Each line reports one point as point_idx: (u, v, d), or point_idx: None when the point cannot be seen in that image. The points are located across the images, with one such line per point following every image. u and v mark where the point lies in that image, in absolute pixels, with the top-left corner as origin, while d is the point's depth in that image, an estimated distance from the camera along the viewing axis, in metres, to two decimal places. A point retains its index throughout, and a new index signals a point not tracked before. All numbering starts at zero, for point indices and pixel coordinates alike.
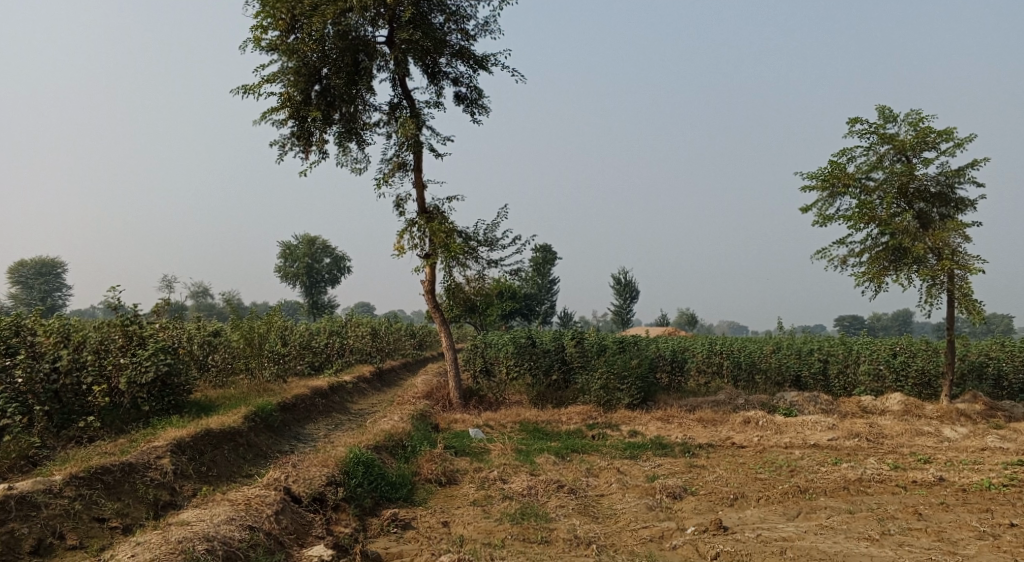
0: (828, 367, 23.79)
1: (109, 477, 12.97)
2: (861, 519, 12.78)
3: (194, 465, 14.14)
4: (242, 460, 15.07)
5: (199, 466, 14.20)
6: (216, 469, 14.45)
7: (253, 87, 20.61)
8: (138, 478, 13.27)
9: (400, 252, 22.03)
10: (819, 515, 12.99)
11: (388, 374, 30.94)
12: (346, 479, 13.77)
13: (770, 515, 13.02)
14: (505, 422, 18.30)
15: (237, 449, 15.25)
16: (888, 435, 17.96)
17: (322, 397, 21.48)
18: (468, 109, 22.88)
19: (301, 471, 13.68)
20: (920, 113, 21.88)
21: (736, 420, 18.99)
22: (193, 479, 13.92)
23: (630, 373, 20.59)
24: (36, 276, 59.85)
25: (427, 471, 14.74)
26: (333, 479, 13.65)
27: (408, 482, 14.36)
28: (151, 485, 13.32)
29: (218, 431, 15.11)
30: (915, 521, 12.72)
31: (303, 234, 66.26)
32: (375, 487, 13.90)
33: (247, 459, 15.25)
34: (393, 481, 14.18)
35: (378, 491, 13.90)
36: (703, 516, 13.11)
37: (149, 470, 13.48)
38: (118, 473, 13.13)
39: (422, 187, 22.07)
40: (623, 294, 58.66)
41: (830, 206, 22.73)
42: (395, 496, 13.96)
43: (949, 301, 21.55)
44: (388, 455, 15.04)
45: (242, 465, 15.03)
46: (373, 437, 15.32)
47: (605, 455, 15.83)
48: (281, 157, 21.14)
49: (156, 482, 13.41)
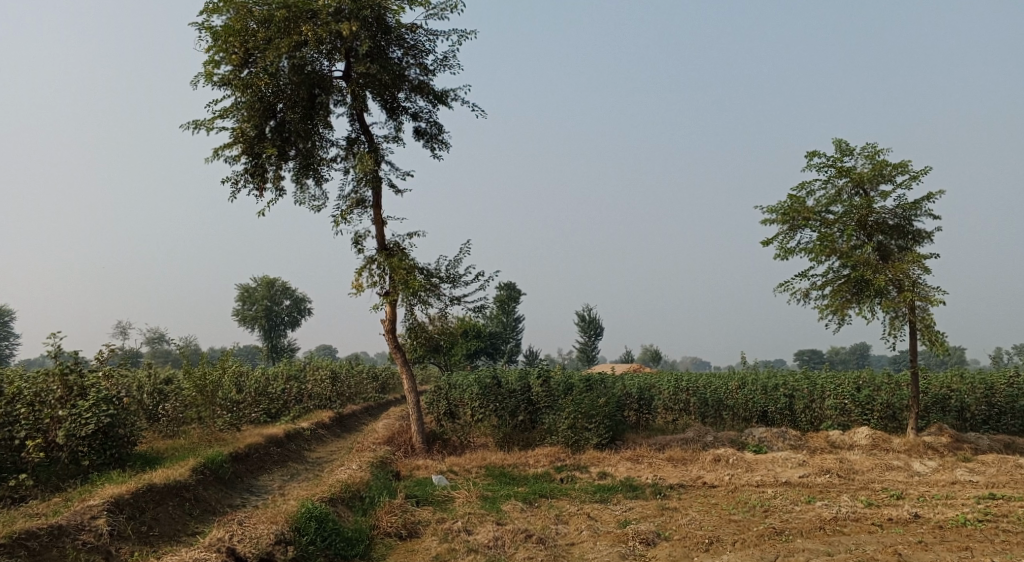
0: (795, 402, 23.46)
1: (34, 542, 12.29)
2: None
3: (133, 524, 13.35)
4: (188, 515, 14.28)
5: (140, 526, 13.42)
6: (158, 527, 13.66)
7: (205, 123, 20.00)
8: (68, 542, 12.56)
9: (358, 290, 21.41)
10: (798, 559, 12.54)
11: (348, 419, 30.13)
12: (298, 535, 13.03)
13: None
14: (470, 467, 17.68)
15: (183, 504, 14.46)
16: (859, 471, 17.61)
17: (278, 446, 20.71)
18: (427, 145, 22.49)
19: (247, 527, 12.89)
20: (877, 146, 21.87)
21: (706, 459, 18.56)
22: (132, 540, 13.15)
23: (597, 412, 20.08)
24: None
25: (387, 524, 14.08)
26: (282, 537, 12.88)
27: (366, 536, 13.70)
28: (82, 549, 12.61)
29: (162, 486, 14.31)
30: None
31: (263, 277, 65.28)
32: (330, 543, 13.21)
33: (193, 515, 14.46)
34: (349, 537, 13.49)
35: (333, 548, 13.21)
36: None
37: (81, 533, 12.75)
38: (45, 537, 12.44)
39: (381, 223, 21.51)
40: (588, 332, 58.33)
41: (791, 240, 22.59)
42: (351, 552, 13.26)
43: (912, 332, 21.40)
44: (345, 507, 14.35)
45: (188, 522, 14.23)
46: (329, 488, 14.61)
47: (574, 500, 15.28)
48: (235, 195, 20.47)
49: (89, 545, 12.68)
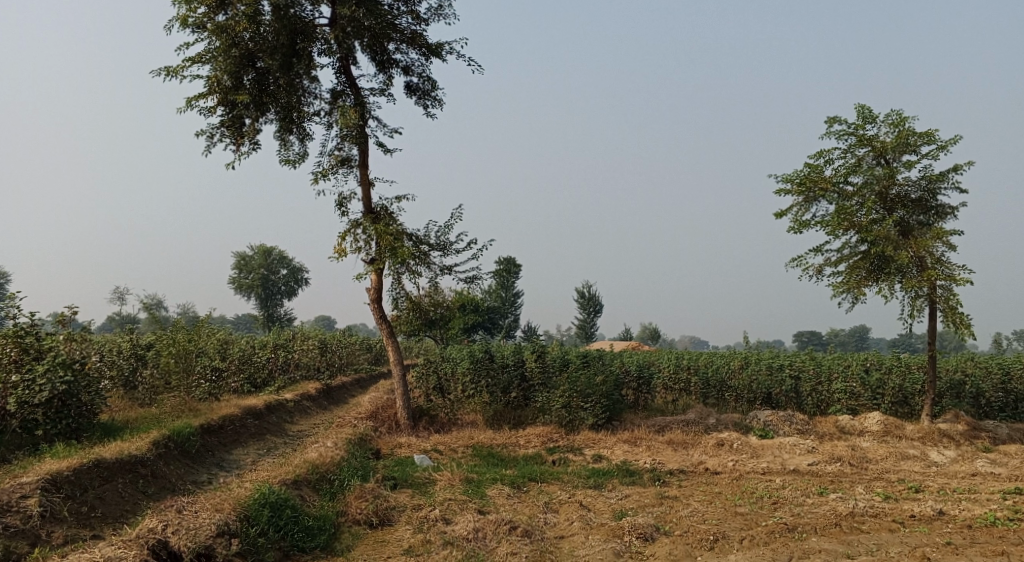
0: (801, 384, 22.28)
1: None
2: None
3: (71, 505, 12.30)
4: (140, 493, 13.23)
5: (79, 506, 12.38)
6: (102, 508, 12.61)
7: (177, 71, 18.67)
8: None
9: (341, 255, 20.10)
10: None
11: (336, 392, 28.96)
12: (246, 526, 11.95)
13: None
14: (456, 447, 16.53)
15: (136, 481, 13.42)
16: (872, 460, 16.45)
17: (255, 418, 19.53)
18: (420, 102, 21.14)
19: (188, 517, 11.76)
20: (902, 113, 20.50)
21: (708, 443, 17.40)
22: (69, 522, 12.09)
23: (594, 391, 18.92)
24: None
25: (356, 510, 12.96)
26: (226, 528, 11.75)
27: (330, 525, 12.61)
28: (5, 534, 11.49)
29: (111, 461, 13.27)
30: None
31: (259, 245, 63.97)
32: (286, 533, 12.13)
33: (146, 494, 13.41)
34: (309, 526, 12.39)
35: (290, 538, 12.12)
36: None
37: (8, 514, 11.67)
38: None
39: (367, 185, 20.23)
40: (586, 309, 57.18)
41: (806, 212, 21.30)
42: (310, 544, 12.15)
43: (933, 313, 20.19)
44: (310, 491, 13.25)
45: (140, 501, 13.17)
46: (292, 469, 13.50)
47: (566, 485, 14.13)
48: (210, 149, 19.23)
49: (13, 530, 11.57)
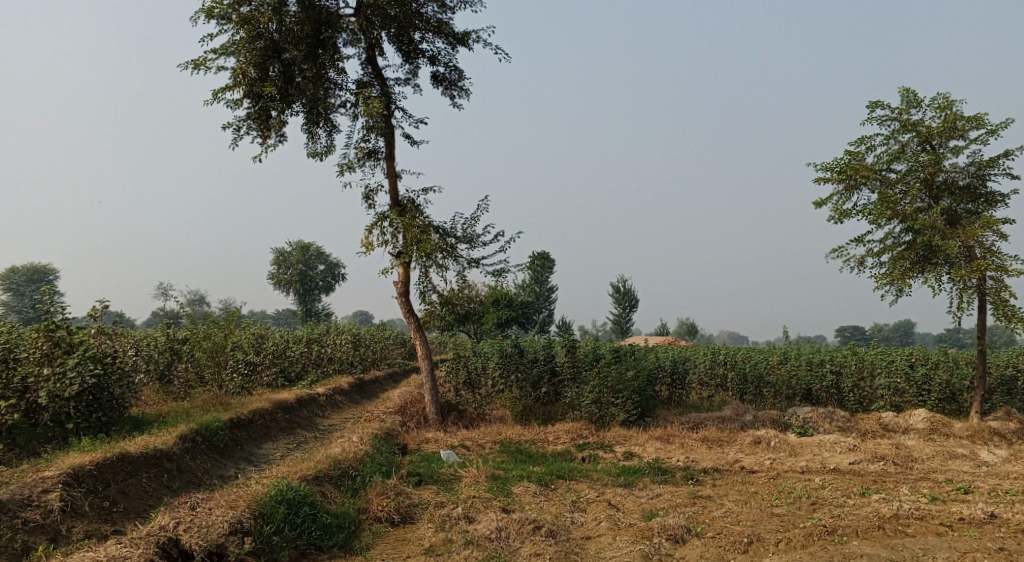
0: (842, 380, 21.58)
1: None
2: None
3: (92, 499, 12.17)
4: (164, 488, 13.08)
5: (101, 500, 12.26)
6: (124, 502, 12.48)
7: (203, 62, 18.48)
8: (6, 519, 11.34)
9: (368, 248, 19.81)
10: None
11: (369, 386, 28.76)
12: (260, 523, 11.71)
13: None
14: (483, 443, 16.17)
15: (161, 476, 13.27)
16: (917, 459, 15.79)
17: (286, 412, 19.34)
18: (446, 93, 20.79)
19: (202, 514, 11.56)
20: (948, 97, 19.72)
21: (745, 441, 16.85)
22: (89, 517, 11.97)
23: (626, 386, 18.47)
24: (27, 281, 57.48)
25: (378, 508, 12.66)
26: (239, 527, 11.52)
27: (349, 523, 12.31)
28: (22, 529, 11.37)
29: (136, 455, 13.14)
30: None
31: (298, 241, 64.12)
32: (303, 531, 11.86)
33: (171, 488, 13.25)
34: (327, 524, 12.11)
35: (307, 536, 11.87)
36: None
37: (26, 509, 11.57)
38: None
39: (394, 177, 19.93)
40: (623, 303, 56.55)
41: (848, 201, 20.61)
42: (327, 543, 11.88)
43: (982, 305, 19.41)
44: (331, 487, 12.99)
45: (164, 496, 13.02)
46: (313, 465, 13.23)
47: (595, 483, 13.71)
48: (236, 142, 19.03)
49: (31, 525, 11.47)
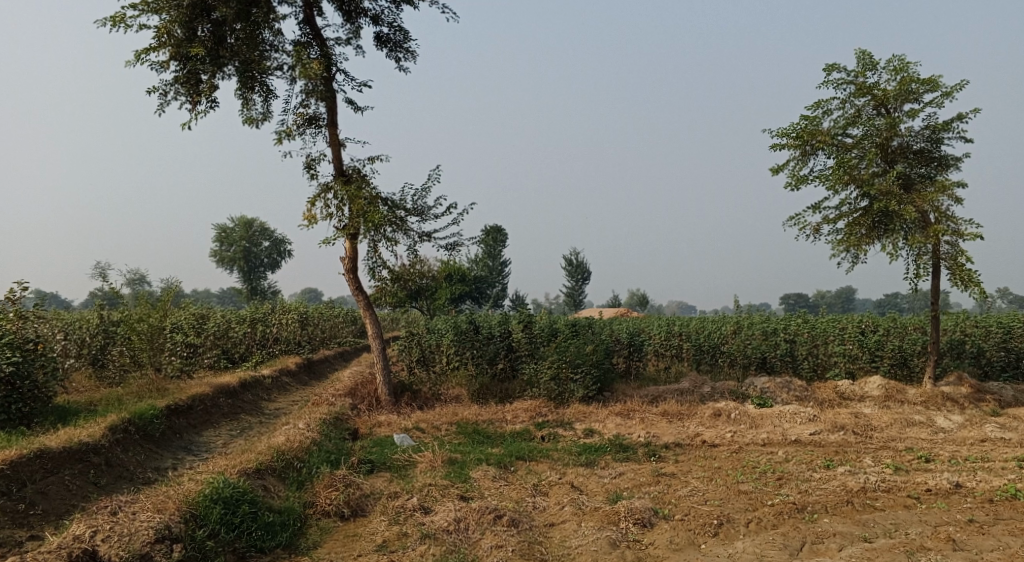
0: (796, 348, 21.45)
1: None
2: (885, 552, 10.43)
3: (5, 503, 11.56)
4: (89, 485, 12.47)
5: (16, 503, 11.66)
6: (44, 504, 11.88)
7: (123, 22, 17.51)
8: None
9: (311, 221, 19.02)
10: (828, 547, 10.68)
11: (317, 366, 27.96)
12: (196, 526, 11.12)
13: (768, 551, 10.62)
14: (438, 424, 15.64)
15: (86, 472, 12.66)
16: (877, 428, 15.64)
17: (229, 397, 18.57)
18: (391, 55, 20.02)
19: (129, 521, 10.91)
20: (904, 59, 19.51)
21: (705, 413, 16.56)
22: (1, 523, 11.36)
23: (584, 361, 18.07)
24: None
25: (325, 502, 12.08)
26: (170, 533, 10.89)
27: (294, 520, 11.73)
28: None
29: (58, 450, 12.54)
30: (950, 552, 10.43)
31: (241, 217, 62.56)
32: (242, 532, 11.28)
33: (98, 485, 12.64)
34: (271, 523, 11.53)
35: (250, 537, 11.28)
36: (679, 555, 10.73)
37: None
38: None
39: (337, 145, 19.16)
40: (575, 276, 56.28)
41: (804, 167, 20.40)
42: (270, 544, 11.31)
43: (937, 270, 19.38)
44: (274, 480, 12.38)
45: (90, 493, 12.43)
46: (255, 457, 12.59)
47: (556, 463, 13.29)
48: (164, 109, 18.14)
49: None
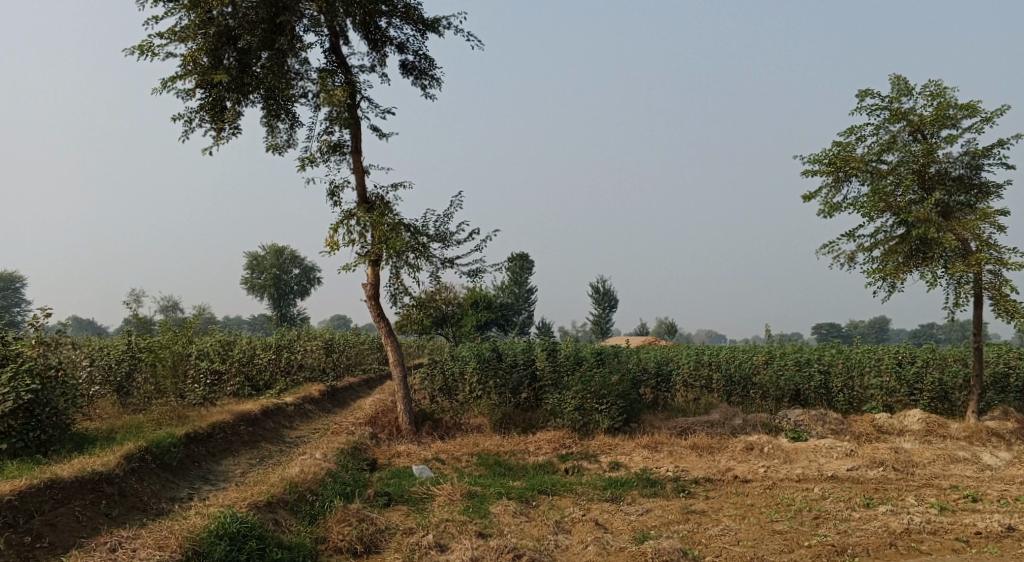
0: (831, 379, 20.73)
1: None
2: None
3: (10, 535, 11.29)
4: (100, 516, 12.14)
5: (22, 536, 11.38)
6: (51, 536, 11.57)
7: (149, 48, 17.39)
8: None
9: (333, 248, 18.71)
10: None
11: (340, 394, 27.56)
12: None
13: None
14: (459, 455, 15.14)
15: (98, 502, 12.35)
16: (918, 464, 14.92)
17: (249, 425, 18.20)
18: (417, 83, 19.77)
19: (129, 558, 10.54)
20: (940, 83, 18.93)
21: (737, 447, 15.92)
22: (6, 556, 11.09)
23: (610, 391, 17.53)
24: None
25: (337, 537, 11.62)
26: None
27: (304, 556, 11.30)
28: None
29: (69, 480, 12.24)
30: None
31: (271, 245, 62.80)
32: None
33: (110, 516, 12.30)
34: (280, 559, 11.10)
35: None
36: None
37: None
38: None
39: (361, 172, 18.88)
40: (603, 304, 55.69)
41: (838, 194, 19.80)
42: None
43: (979, 300, 18.65)
44: (286, 514, 11.97)
45: (100, 525, 12.09)
46: (266, 489, 12.18)
47: (580, 498, 12.73)
48: (188, 135, 17.98)
49: None
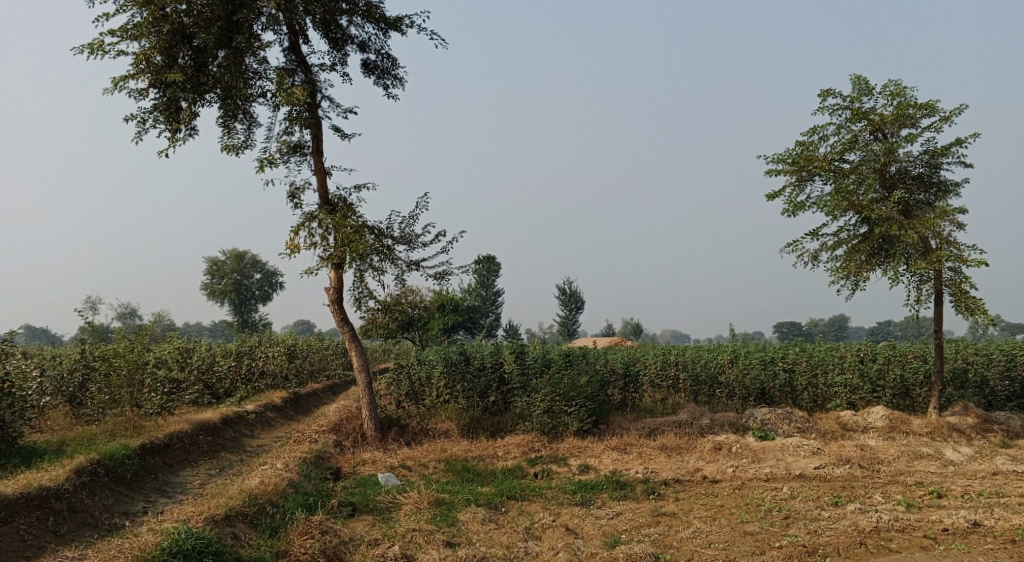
0: (796, 377, 20.82)
1: None
2: None
3: None
4: (47, 534, 11.96)
5: None
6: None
7: (100, 47, 17.03)
8: None
9: (294, 251, 18.41)
10: None
11: (304, 400, 27.19)
12: None
13: None
14: (426, 461, 14.94)
15: (46, 519, 12.17)
16: (884, 461, 14.99)
17: (209, 434, 17.84)
18: (379, 82, 19.55)
19: None
20: (899, 83, 19.11)
21: (705, 448, 15.89)
22: None
23: (577, 394, 17.43)
24: None
25: (299, 550, 11.38)
26: None
27: None
28: None
29: (15, 497, 12.08)
30: None
31: (231, 249, 61.94)
32: None
33: (58, 533, 12.13)
34: None
35: None
36: None
37: None
38: None
39: (323, 173, 18.61)
40: (568, 305, 55.68)
41: (801, 193, 19.90)
42: None
43: (940, 297, 18.84)
44: (246, 527, 11.71)
45: (47, 543, 11.91)
46: (225, 502, 11.91)
47: (549, 503, 12.61)
48: (142, 137, 17.63)
49: None
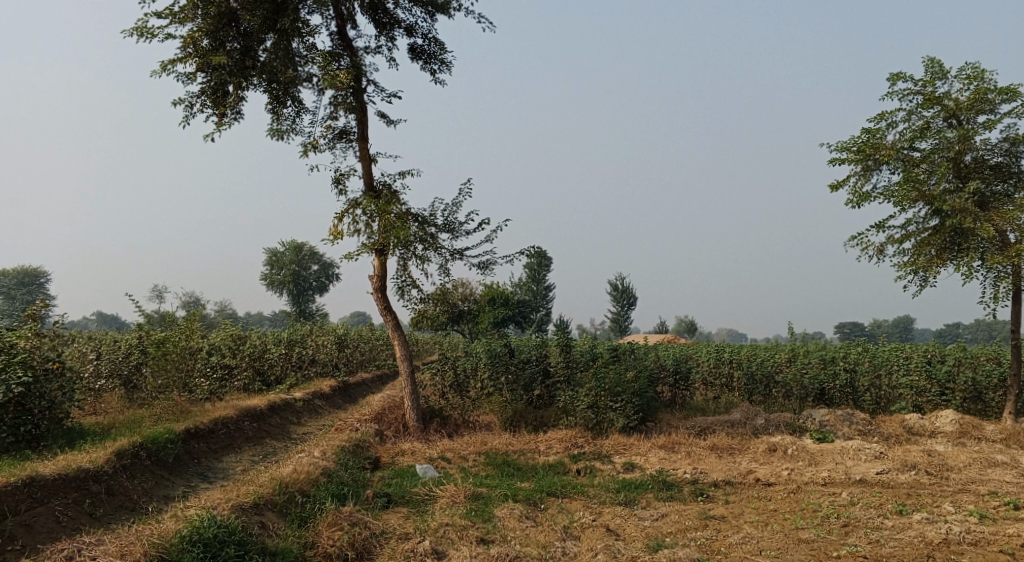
0: (858, 378, 19.88)
1: None
2: None
3: None
4: (81, 516, 11.76)
5: None
6: (24, 538, 11.19)
7: (149, 30, 16.85)
8: None
9: (338, 237, 18.07)
10: None
11: (353, 390, 26.95)
12: None
13: None
14: (467, 454, 14.47)
15: (82, 502, 11.97)
16: (953, 468, 14.10)
17: (254, 421, 17.61)
18: (427, 67, 19.13)
19: None
20: (976, 67, 18.07)
21: (759, 449, 15.14)
22: None
23: (625, 389, 16.82)
24: (16, 285, 57.35)
25: (327, 542, 11.00)
26: None
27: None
28: None
29: (51, 478, 11.89)
30: None
31: (290, 241, 62.29)
32: None
33: (93, 516, 11.93)
34: None
35: None
36: None
37: None
38: None
39: (368, 160, 18.24)
40: (622, 301, 54.86)
41: (867, 183, 18.96)
42: None
43: (1017, 294, 17.75)
44: (274, 516, 11.39)
45: (81, 526, 11.71)
46: (254, 490, 11.60)
47: (592, 501, 12.05)
48: (189, 121, 17.43)
49: None
